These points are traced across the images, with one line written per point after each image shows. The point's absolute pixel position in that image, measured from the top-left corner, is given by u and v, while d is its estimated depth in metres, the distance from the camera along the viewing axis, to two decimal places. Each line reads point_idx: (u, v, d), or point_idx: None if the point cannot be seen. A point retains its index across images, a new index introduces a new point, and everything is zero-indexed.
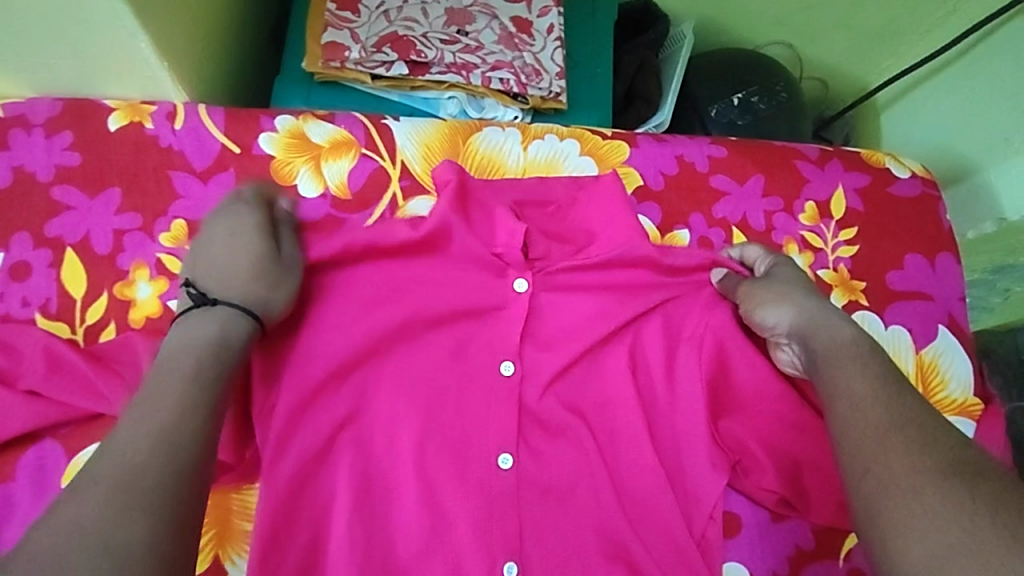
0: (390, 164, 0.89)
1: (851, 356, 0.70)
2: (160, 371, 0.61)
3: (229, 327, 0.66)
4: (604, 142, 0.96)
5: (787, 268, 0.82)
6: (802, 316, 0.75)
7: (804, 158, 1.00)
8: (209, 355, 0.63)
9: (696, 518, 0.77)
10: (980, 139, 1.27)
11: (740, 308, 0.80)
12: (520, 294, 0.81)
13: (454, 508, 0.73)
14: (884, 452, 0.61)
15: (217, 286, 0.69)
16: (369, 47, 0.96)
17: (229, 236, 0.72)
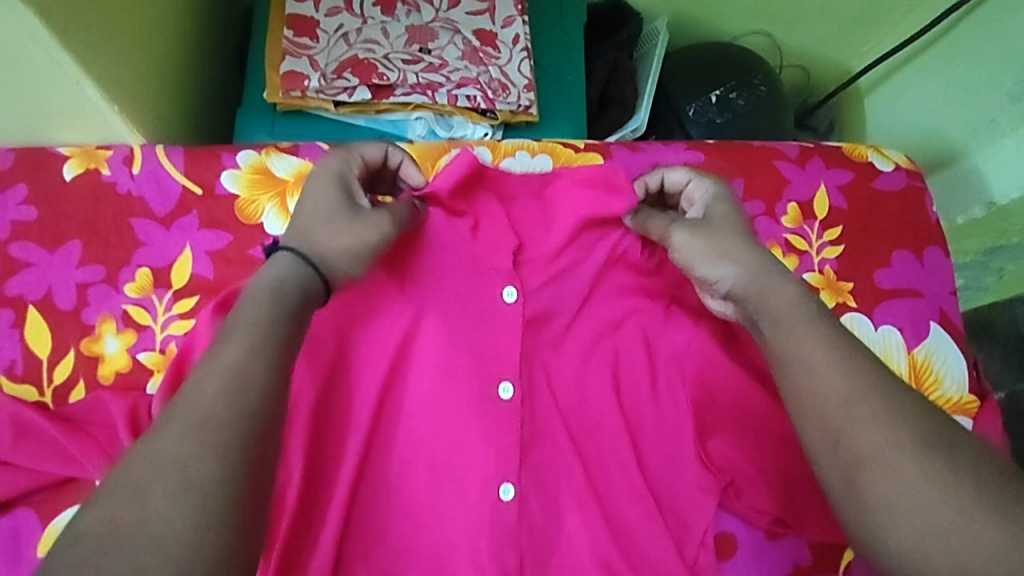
0: None
1: (798, 317, 0.67)
2: (228, 319, 0.62)
3: (284, 269, 0.65)
4: (577, 155, 0.94)
5: (718, 205, 0.75)
6: (749, 271, 0.70)
7: (784, 158, 0.97)
8: (271, 301, 0.63)
9: (688, 543, 0.75)
10: (965, 122, 1.23)
11: (678, 260, 0.74)
12: (511, 304, 0.77)
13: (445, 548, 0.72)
14: (888, 458, 0.59)
15: (289, 233, 0.68)
16: (329, 73, 0.94)
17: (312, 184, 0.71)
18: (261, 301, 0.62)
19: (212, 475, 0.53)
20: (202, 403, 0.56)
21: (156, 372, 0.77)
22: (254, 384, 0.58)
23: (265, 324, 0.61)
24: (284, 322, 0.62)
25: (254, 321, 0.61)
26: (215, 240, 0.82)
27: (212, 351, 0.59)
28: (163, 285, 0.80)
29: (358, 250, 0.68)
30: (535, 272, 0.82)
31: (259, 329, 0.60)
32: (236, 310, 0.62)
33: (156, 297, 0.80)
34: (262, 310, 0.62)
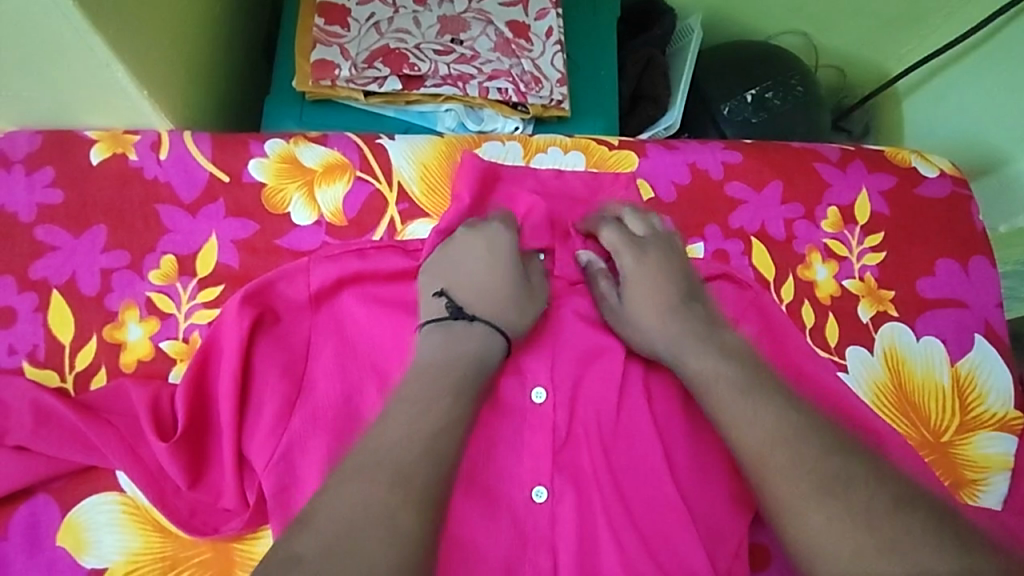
0: (387, 187, 0.85)
1: (720, 382, 0.71)
2: (416, 382, 0.67)
3: (484, 344, 0.71)
4: (611, 152, 0.91)
5: (633, 276, 0.78)
6: (669, 346, 0.75)
7: (824, 160, 0.94)
8: (472, 369, 0.69)
9: (722, 556, 0.73)
10: (1011, 129, 1.20)
11: (620, 336, 0.78)
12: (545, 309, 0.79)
13: (470, 550, 0.70)
14: (807, 492, 0.63)
15: (465, 298, 0.74)
16: (360, 63, 0.92)
17: (485, 254, 0.76)
18: (455, 364, 0.68)
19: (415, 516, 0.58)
20: (407, 447, 0.61)
21: (179, 362, 0.76)
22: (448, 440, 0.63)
23: (461, 390, 0.67)
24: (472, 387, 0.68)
25: (455, 390, 0.67)
26: (241, 229, 0.81)
27: (407, 407, 0.64)
28: (188, 273, 0.78)
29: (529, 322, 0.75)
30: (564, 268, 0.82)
31: (450, 398, 0.66)
32: (420, 373, 0.67)
33: (181, 285, 0.78)
34: (460, 377, 0.68)
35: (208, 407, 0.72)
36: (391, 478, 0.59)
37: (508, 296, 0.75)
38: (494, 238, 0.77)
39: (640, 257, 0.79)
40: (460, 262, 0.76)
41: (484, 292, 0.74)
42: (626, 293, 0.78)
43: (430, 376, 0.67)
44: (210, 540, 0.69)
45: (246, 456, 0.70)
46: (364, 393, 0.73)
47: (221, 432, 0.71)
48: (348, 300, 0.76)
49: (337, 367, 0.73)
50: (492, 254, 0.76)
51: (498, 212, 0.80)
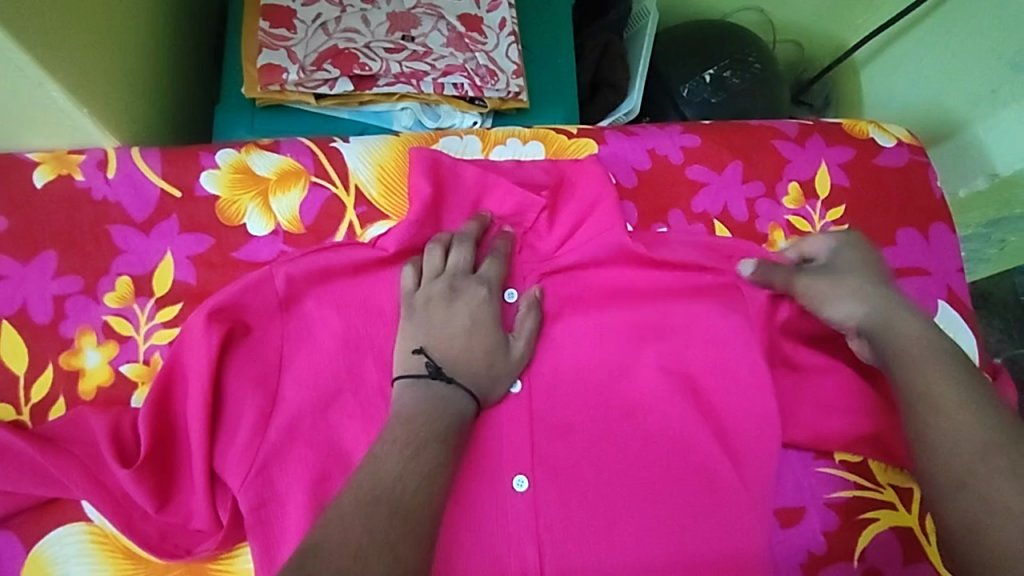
0: (344, 191, 0.84)
1: (923, 361, 0.73)
2: (400, 428, 0.68)
3: (457, 405, 0.71)
4: (570, 141, 0.90)
5: (847, 252, 0.81)
6: (876, 313, 0.76)
7: (782, 137, 0.94)
8: (439, 414, 0.70)
9: (701, 538, 0.74)
10: (965, 93, 1.19)
11: (802, 302, 0.79)
12: (512, 303, 0.82)
13: (453, 547, 0.72)
14: (991, 483, 0.65)
15: (445, 359, 0.74)
16: (308, 65, 0.89)
17: (467, 316, 0.77)
18: (427, 414, 0.69)
19: (414, 548, 0.60)
20: (402, 489, 0.63)
21: (141, 385, 0.74)
22: (431, 474, 0.65)
23: (441, 434, 0.68)
24: (455, 433, 0.70)
25: (436, 435, 0.68)
26: (196, 244, 0.79)
27: (406, 450, 0.66)
28: (144, 293, 0.77)
29: (506, 381, 0.76)
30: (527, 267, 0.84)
31: (435, 444, 0.67)
32: (402, 419, 0.69)
33: (138, 306, 0.76)
34: (437, 422, 0.69)
35: (174, 428, 0.70)
36: (391, 511, 0.61)
37: (487, 364, 0.75)
38: (481, 306, 0.77)
39: (861, 242, 0.82)
40: (442, 320, 0.76)
41: (463, 354, 0.75)
42: (834, 263, 0.80)
43: (408, 429, 0.68)
44: (184, 561, 0.69)
45: (218, 474, 0.69)
46: (338, 402, 0.74)
47: (190, 452, 0.69)
48: (321, 304, 0.77)
49: (307, 378, 0.74)
50: (477, 324, 0.76)
51: (492, 267, 0.80)
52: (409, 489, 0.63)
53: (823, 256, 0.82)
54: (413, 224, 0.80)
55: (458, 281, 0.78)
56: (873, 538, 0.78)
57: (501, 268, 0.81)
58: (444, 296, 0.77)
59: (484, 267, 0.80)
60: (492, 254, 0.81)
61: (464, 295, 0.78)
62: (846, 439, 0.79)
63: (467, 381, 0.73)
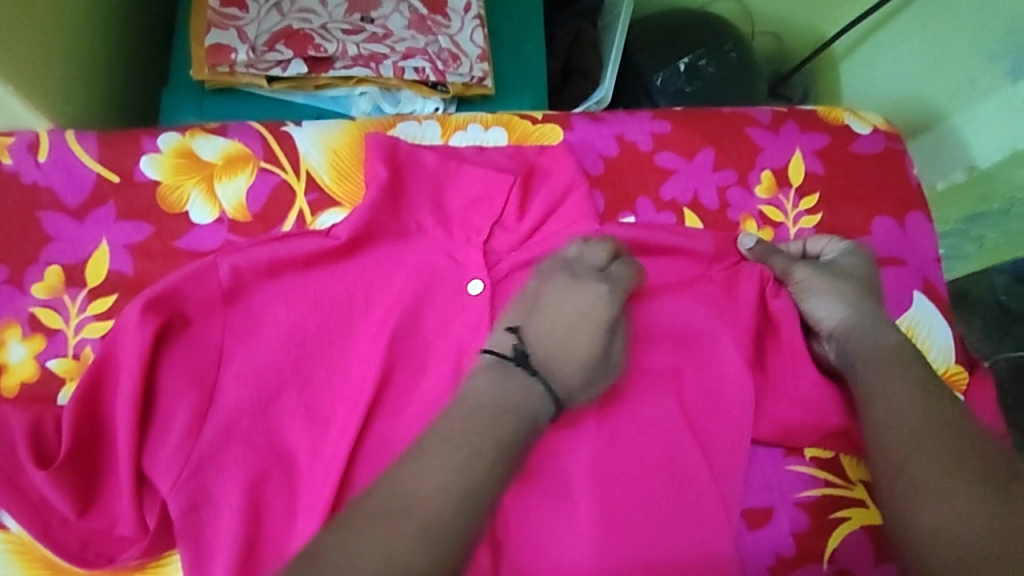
0: (294, 177, 0.79)
1: (889, 362, 0.73)
2: (455, 422, 0.61)
3: (532, 400, 0.65)
4: (534, 126, 0.87)
5: (853, 259, 0.82)
6: (854, 317, 0.77)
7: (755, 124, 0.91)
8: (506, 418, 0.62)
9: (665, 540, 0.70)
10: (945, 83, 1.16)
11: (790, 289, 0.80)
12: (475, 296, 0.78)
13: None
14: (937, 481, 0.64)
15: (539, 350, 0.69)
16: (260, 46, 0.84)
17: (579, 318, 0.72)
18: (499, 406, 0.63)
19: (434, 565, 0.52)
20: (440, 496, 0.55)
21: (69, 381, 0.69)
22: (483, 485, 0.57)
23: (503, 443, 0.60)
24: (510, 439, 0.61)
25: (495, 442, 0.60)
26: (135, 232, 0.74)
27: (455, 451, 0.58)
28: (76, 284, 0.72)
29: (581, 398, 0.70)
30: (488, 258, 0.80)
31: (491, 452, 0.59)
32: (467, 413, 0.62)
33: (69, 297, 0.72)
34: (494, 425, 0.61)
35: (100, 426, 0.66)
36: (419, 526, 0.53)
37: (590, 369, 0.70)
38: (598, 302, 0.73)
39: (863, 253, 0.83)
40: (550, 315, 0.71)
41: (561, 344, 0.70)
42: (831, 264, 0.81)
43: (467, 427, 0.60)
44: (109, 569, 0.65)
45: (147, 477, 0.65)
46: (282, 401, 0.71)
47: (118, 452, 0.65)
48: (268, 299, 0.74)
49: (249, 373, 0.70)
50: (586, 317, 0.72)
51: (623, 273, 0.76)
52: (449, 500, 0.55)
53: (825, 256, 0.83)
54: (368, 208, 0.77)
55: (578, 280, 0.74)
56: (844, 538, 0.75)
57: (629, 275, 0.76)
58: (559, 293, 0.72)
59: (613, 271, 0.75)
60: (623, 261, 0.76)
61: (582, 298, 0.73)
62: (813, 434, 0.76)
63: (553, 380, 0.68)
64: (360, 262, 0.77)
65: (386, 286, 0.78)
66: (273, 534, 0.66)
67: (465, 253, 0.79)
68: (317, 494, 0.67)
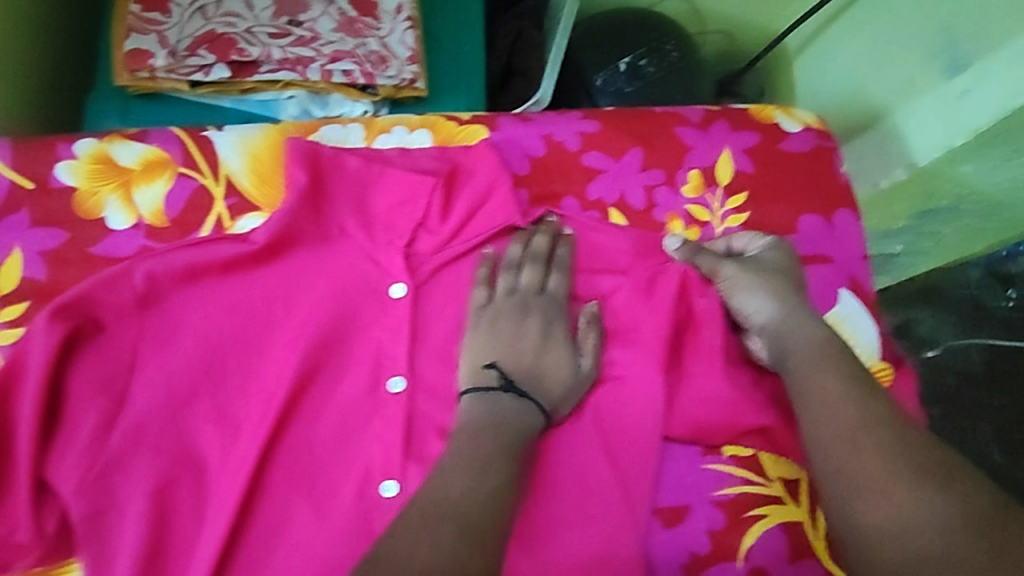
0: (214, 182, 0.79)
1: (817, 357, 0.74)
2: (467, 448, 0.67)
3: (529, 423, 0.71)
4: (460, 127, 0.87)
5: (776, 253, 0.82)
6: (780, 312, 0.78)
7: (685, 123, 0.91)
8: (504, 430, 0.69)
9: (579, 539, 0.70)
10: (888, 81, 1.15)
11: (718, 287, 0.81)
12: (399, 299, 0.78)
13: (315, 555, 0.68)
14: (876, 477, 0.64)
15: (518, 373, 0.74)
16: (181, 51, 0.84)
17: (541, 335, 0.76)
18: (497, 429, 0.69)
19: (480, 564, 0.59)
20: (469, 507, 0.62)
21: None
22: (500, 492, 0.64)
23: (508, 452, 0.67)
24: (518, 449, 0.68)
25: (504, 453, 0.67)
26: (48, 238, 0.74)
27: (473, 467, 0.65)
28: None
29: (572, 404, 0.75)
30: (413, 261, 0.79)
31: (500, 465, 0.66)
32: (473, 436, 0.68)
33: None
34: (498, 442, 0.67)
35: (3, 434, 0.66)
36: (456, 527, 0.60)
37: (569, 380, 0.75)
38: (552, 319, 0.77)
39: (785, 246, 0.83)
40: (515, 336, 0.75)
41: (536, 367, 0.74)
42: (756, 259, 0.82)
43: (476, 447, 0.67)
44: None
45: (48, 483, 0.65)
46: (195, 407, 0.71)
47: (20, 460, 0.65)
48: (185, 305, 0.73)
49: (159, 379, 0.70)
50: (549, 336, 0.76)
51: (560, 281, 0.79)
52: (479, 500, 0.63)
53: (750, 251, 0.83)
54: (286, 212, 0.76)
55: (530, 298, 0.78)
56: (759, 536, 0.77)
57: (567, 282, 0.80)
58: (516, 310, 0.77)
59: (548, 281, 0.79)
60: (557, 265, 0.80)
61: (535, 311, 0.77)
62: (727, 433, 0.78)
63: (539, 396, 0.73)
64: (279, 266, 0.77)
65: (308, 289, 0.77)
66: (182, 538, 0.67)
67: (385, 257, 0.78)
68: (226, 499, 0.68)
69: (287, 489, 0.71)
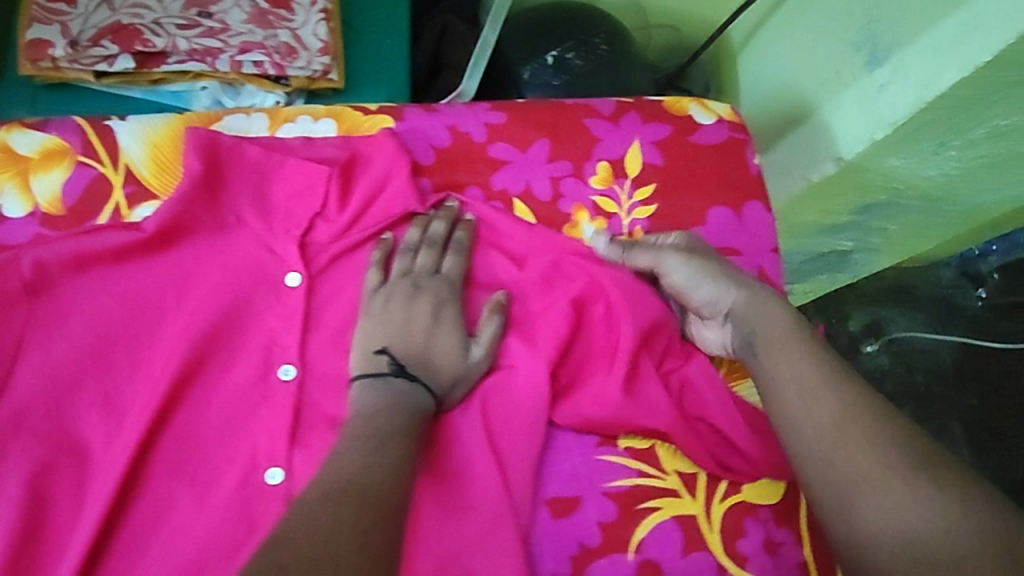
0: (112, 170, 0.80)
1: (786, 339, 0.74)
2: (362, 427, 0.67)
3: (417, 406, 0.70)
4: (365, 117, 0.87)
5: (696, 241, 0.83)
6: (742, 297, 0.78)
7: (595, 115, 0.91)
8: (401, 409, 0.69)
9: (463, 525, 0.72)
10: (816, 74, 1.15)
11: (671, 288, 0.81)
12: (293, 288, 0.78)
13: (197, 541, 0.69)
14: (867, 471, 0.65)
15: (409, 356, 0.73)
16: (84, 41, 0.85)
17: (432, 318, 0.75)
18: (387, 409, 0.68)
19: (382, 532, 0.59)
20: (364, 477, 0.62)
21: None
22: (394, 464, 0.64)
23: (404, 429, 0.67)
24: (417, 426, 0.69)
25: (402, 430, 0.67)
26: None
27: (370, 442, 0.65)
28: None
29: (464, 388, 0.76)
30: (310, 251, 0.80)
31: (398, 440, 0.66)
32: (369, 418, 0.67)
33: None
34: (394, 420, 0.68)
35: None
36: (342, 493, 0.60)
37: (458, 363, 0.75)
38: (444, 301, 0.77)
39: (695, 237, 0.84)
40: (402, 317, 0.75)
41: (426, 351, 0.74)
42: (686, 251, 0.82)
43: (369, 426, 0.67)
44: None
45: None
46: (80, 393, 0.72)
47: None
48: (75, 293, 0.74)
49: (43, 365, 0.71)
50: (439, 318, 0.76)
51: (453, 263, 0.79)
52: (379, 474, 0.63)
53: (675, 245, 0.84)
54: (177, 201, 0.77)
55: (421, 279, 0.78)
56: (651, 528, 0.77)
57: (463, 264, 0.80)
58: (407, 290, 0.76)
59: (443, 264, 0.79)
60: (453, 248, 0.80)
61: (424, 293, 0.77)
62: (619, 424, 0.78)
63: (427, 376, 0.73)
64: (173, 255, 0.78)
65: (202, 277, 0.77)
66: (60, 523, 0.68)
67: (281, 246, 0.79)
68: (105, 485, 0.69)
69: (170, 476, 0.71)
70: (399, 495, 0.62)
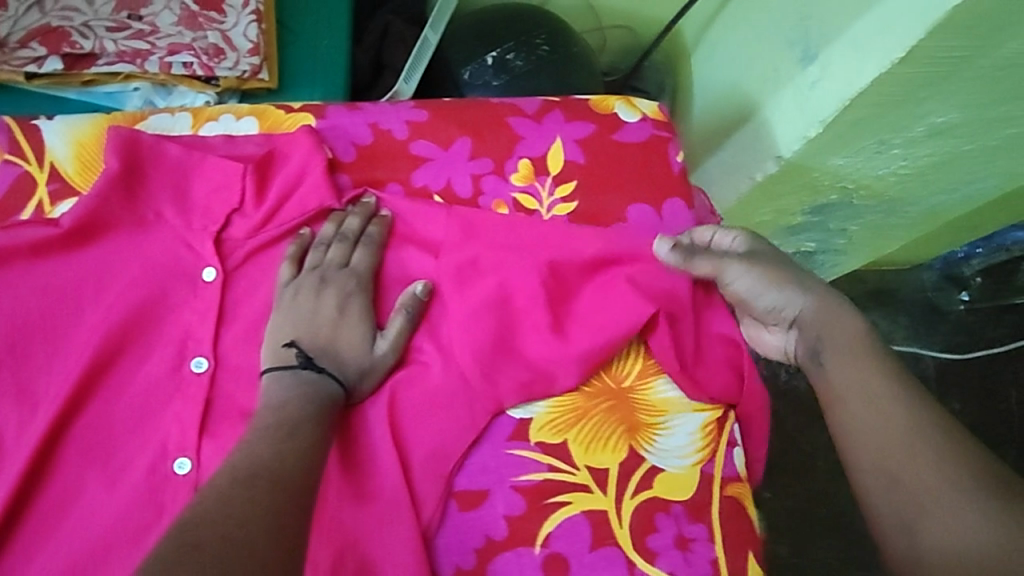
0: (37, 168, 0.82)
1: (855, 346, 0.78)
2: (274, 416, 0.68)
3: (323, 397, 0.71)
4: (288, 115, 0.89)
5: (759, 244, 0.85)
6: (814, 304, 0.81)
7: (519, 113, 0.92)
8: (310, 398, 0.70)
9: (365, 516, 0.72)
10: (758, 73, 1.15)
11: (732, 292, 0.83)
12: (208, 283, 0.80)
13: (103, 529, 0.70)
14: (923, 484, 0.68)
15: (317, 348, 0.75)
16: (12, 43, 0.88)
17: (338, 312, 0.77)
18: (293, 400, 0.70)
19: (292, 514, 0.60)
20: (269, 462, 0.63)
21: None
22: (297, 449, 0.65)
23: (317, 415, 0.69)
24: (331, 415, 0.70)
25: (315, 417, 0.69)
26: None
27: (280, 430, 0.66)
28: None
29: (374, 380, 0.77)
30: (226, 246, 0.82)
31: (309, 426, 0.67)
32: (278, 409, 0.69)
33: None
34: (301, 409, 0.69)
35: None
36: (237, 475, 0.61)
37: (363, 355, 0.76)
38: (351, 294, 0.78)
39: (755, 237, 0.85)
40: (311, 311, 0.76)
41: (332, 342, 0.76)
42: (749, 254, 0.84)
43: (278, 416, 0.68)
44: None
45: None
46: None
47: None
48: None
49: None
50: (345, 312, 0.77)
51: (363, 257, 0.81)
52: (289, 460, 0.64)
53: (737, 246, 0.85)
54: (94, 197, 0.79)
55: (329, 274, 0.79)
56: (559, 523, 0.76)
57: (373, 257, 0.81)
58: (314, 285, 0.78)
59: (353, 258, 0.81)
60: (364, 242, 0.81)
61: (331, 287, 0.78)
62: None
63: (335, 368, 0.74)
64: (92, 250, 0.79)
65: (119, 272, 0.79)
66: None
67: (198, 241, 0.81)
68: (13, 473, 0.71)
69: (79, 466, 0.73)
70: (306, 478, 0.64)
